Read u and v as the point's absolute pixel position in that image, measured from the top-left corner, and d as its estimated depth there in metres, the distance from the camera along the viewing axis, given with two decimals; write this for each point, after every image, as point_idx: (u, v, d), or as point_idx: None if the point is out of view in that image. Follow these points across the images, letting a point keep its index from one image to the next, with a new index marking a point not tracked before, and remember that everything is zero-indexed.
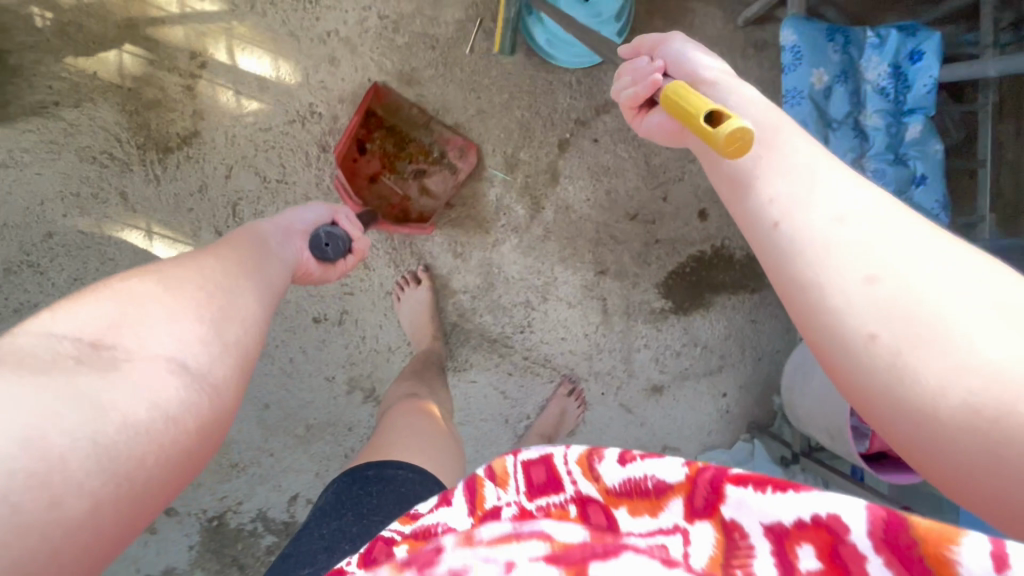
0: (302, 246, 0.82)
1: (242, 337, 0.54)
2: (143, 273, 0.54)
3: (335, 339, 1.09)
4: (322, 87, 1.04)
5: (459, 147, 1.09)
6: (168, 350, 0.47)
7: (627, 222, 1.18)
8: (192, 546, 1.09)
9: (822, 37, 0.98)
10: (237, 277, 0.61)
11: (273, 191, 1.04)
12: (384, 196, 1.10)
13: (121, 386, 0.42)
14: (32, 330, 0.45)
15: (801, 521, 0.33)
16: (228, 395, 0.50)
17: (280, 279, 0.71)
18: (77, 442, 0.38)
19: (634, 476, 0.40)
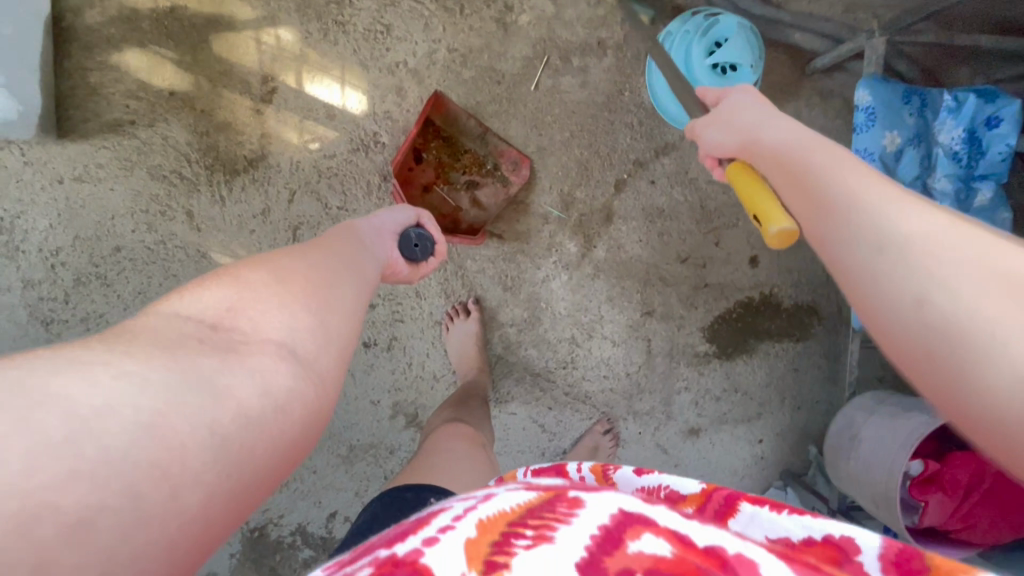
0: (394, 244, 0.85)
1: (339, 326, 0.55)
2: (253, 264, 0.56)
3: (382, 364, 1.11)
4: (387, 117, 1.06)
5: (513, 159, 1.09)
6: (278, 336, 0.48)
7: (678, 265, 1.18)
8: (233, 554, 1.12)
9: (898, 98, 0.96)
10: (338, 273, 0.63)
11: (334, 218, 1.06)
12: (435, 205, 1.12)
13: (239, 372, 0.42)
14: (160, 312, 0.47)
15: (811, 538, 0.45)
16: (330, 386, 0.50)
17: (374, 276, 0.73)
18: (198, 429, 0.37)
19: (648, 484, 0.61)
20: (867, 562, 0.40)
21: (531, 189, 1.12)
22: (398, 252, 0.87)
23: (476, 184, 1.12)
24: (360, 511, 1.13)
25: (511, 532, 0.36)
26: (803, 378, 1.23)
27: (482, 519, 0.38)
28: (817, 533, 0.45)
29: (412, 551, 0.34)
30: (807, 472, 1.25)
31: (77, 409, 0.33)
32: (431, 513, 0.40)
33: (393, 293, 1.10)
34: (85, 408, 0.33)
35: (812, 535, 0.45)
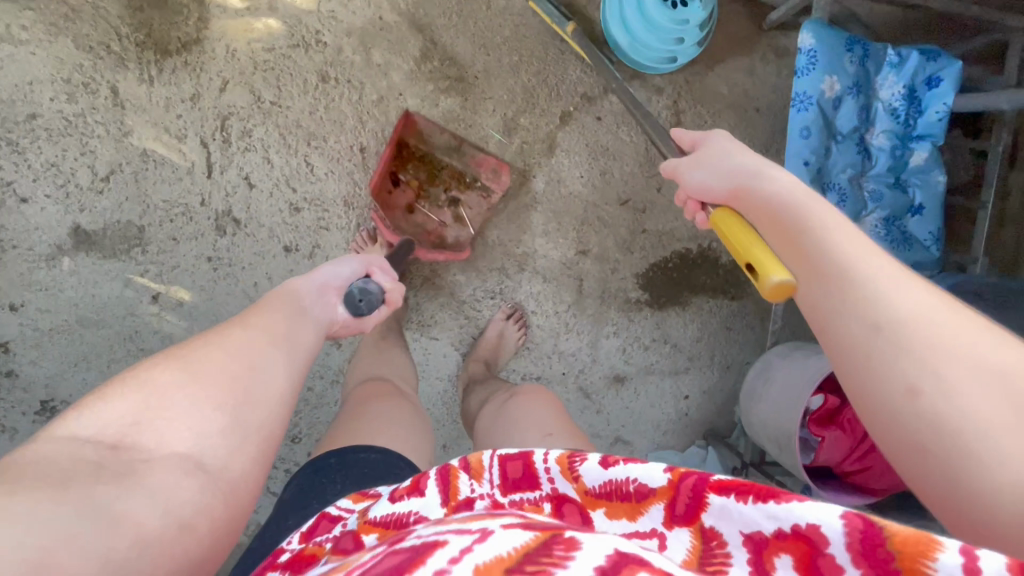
0: (337, 302, 0.74)
1: (265, 421, 0.53)
2: (171, 358, 0.53)
3: (302, 272, 1.08)
4: (331, 17, 1.04)
5: (492, 167, 1.09)
6: (185, 447, 0.47)
7: (617, 206, 1.16)
8: None
9: (841, 45, 0.96)
10: (264, 357, 0.57)
11: (266, 112, 1.03)
12: (420, 224, 1.12)
13: (137, 495, 0.42)
14: (54, 436, 0.45)
15: (781, 530, 0.38)
16: (245, 493, 0.49)
17: (316, 337, 0.67)
18: (90, 560, 0.36)
19: (616, 478, 0.46)
20: (838, 555, 0.35)
21: (474, 110, 1.09)
22: (340, 310, 0.75)
23: (457, 199, 1.12)
24: None
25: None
26: (734, 338, 1.22)
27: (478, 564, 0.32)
28: (786, 523, 0.37)
29: None
30: (730, 434, 1.24)
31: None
32: (429, 544, 0.36)
33: (320, 199, 1.07)
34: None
35: (782, 526, 0.37)
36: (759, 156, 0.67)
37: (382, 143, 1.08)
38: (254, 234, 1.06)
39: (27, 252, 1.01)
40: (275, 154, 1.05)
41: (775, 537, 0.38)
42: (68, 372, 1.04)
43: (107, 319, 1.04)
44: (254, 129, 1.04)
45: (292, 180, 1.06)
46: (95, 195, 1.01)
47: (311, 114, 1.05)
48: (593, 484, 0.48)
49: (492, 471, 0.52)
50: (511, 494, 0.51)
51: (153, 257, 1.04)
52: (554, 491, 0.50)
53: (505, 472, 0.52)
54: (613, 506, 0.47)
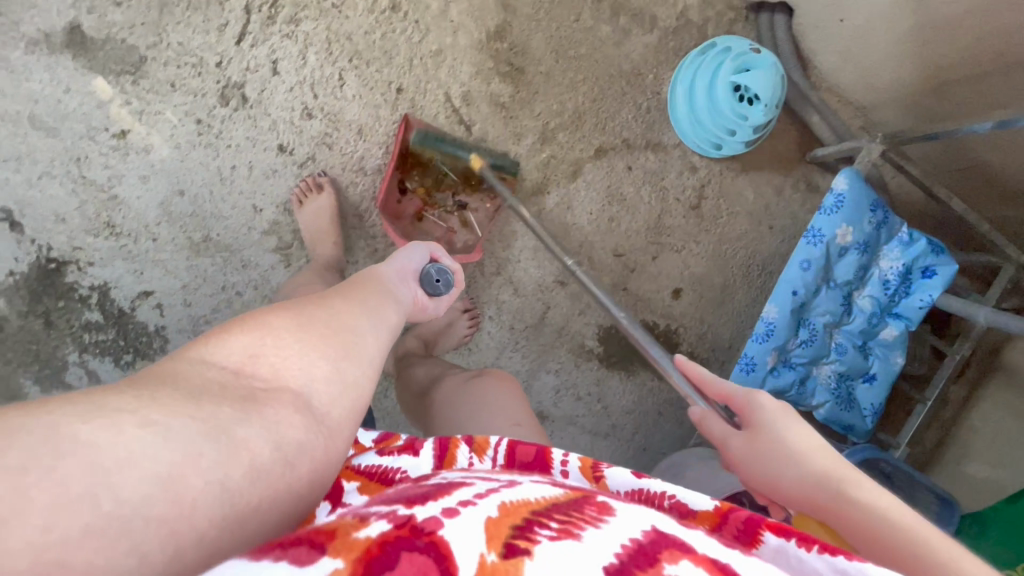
0: (416, 286, 0.78)
1: (362, 377, 0.51)
2: (279, 306, 0.52)
3: (284, 177, 1.02)
4: None
5: (499, 171, 1.06)
6: (297, 386, 0.46)
7: (610, 256, 1.16)
8: (13, 273, 0.96)
9: (867, 203, 1.00)
10: (355, 316, 0.56)
11: (323, 10, 0.99)
12: (428, 231, 1.08)
13: (254, 424, 0.40)
14: (187, 356, 0.44)
15: None
16: (342, 445, 0.47)
17: (399, 318, 0.66)
18: (209, 484, 0.35)
19: (649, 490, 0.54)
20: None
21: (520, 105, 1.08)
22: (420, 290, 0.79)
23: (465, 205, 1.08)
24: (178, 305, 1.01)
25: (536, 521, 0.36)
26: (661, 425, 1.22)
27: (504, 503, 0.39)
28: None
29: (431, 519, 0.36)
30: None
31: (99, 460, 0.32)
32: (453, 482, 0.43)
33: (336, 117, 1.02)
34: (108, 458, 0.32)
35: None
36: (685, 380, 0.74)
37: (421, 94, 1.04)
38: (255, 118, 0.99)
39: (9, 23, 0.91)
40: (313, 53, 1.00)
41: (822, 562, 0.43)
42: None
43: (60, 129, 0.94)
44: (304, 21, 0.99)
45: (317, 85, 1.01)
46: (111, 5, 0.93)
47: (365, 34, 1.01)
48: (619, 491, 0.55)
49: (495, 450, 0.60)
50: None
51: (143, 93, 0.96)
52: (566, 484, 0.57)
53: (512, 454, 0.60)
54: None
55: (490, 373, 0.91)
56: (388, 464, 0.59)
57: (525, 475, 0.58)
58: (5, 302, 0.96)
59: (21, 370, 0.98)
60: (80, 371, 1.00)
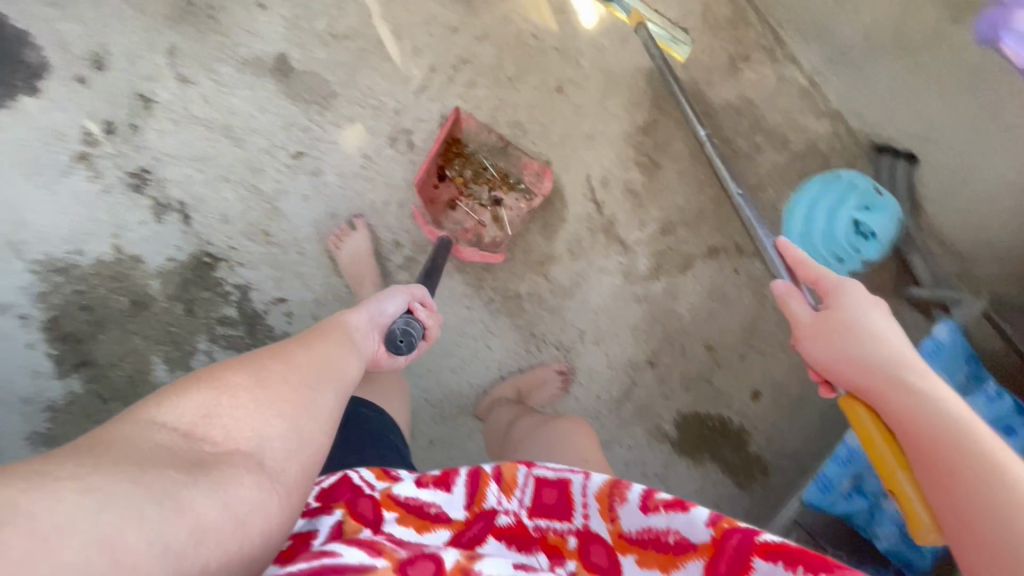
0: (377, 339, 0.76)
1: (317, 433, 0.52)
2: (237, 363, 0.53)
3: (428, 220, 1.10)
4: (599, 49, 1.11)
5: (536, 171, 1.09)
6: (250, 445, 0.47)
7: (701, 348, 1.22)
8: (172, 259, 1.04)
9: (963, 354, 1.04)
10: (316, 378, 0.57)
11: (497, 81, 1.08)
12: (460, 222, 1.11)
13: (207, 488, 0.41)
14: (135, 418, 0.44)
15: None
16: (295, 498, 0.48)
17: (354, 373, 0.64)
18: (151, 546, 0.35)
19: (657, 527, 0.55)
20: None
21: (650, 196, 1.16)
22: (381, 345, 0.77)
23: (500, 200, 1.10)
24: (306, 316, 1.08)
25: None
26: None
27: None
28: None
29: None
30: None
31: (37, 530, 0.32)
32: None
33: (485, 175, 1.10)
34: (47, 526, 0.32)
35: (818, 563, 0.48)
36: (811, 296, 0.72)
37: (566, 169, 1.13)
38: (416, 164, 1.08)
39: (229, 44, 1.01)
40: (479, 115, 1.09)
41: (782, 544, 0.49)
42: (180, 160, 1.02)
43: (247, 142, 1.04)
44: (478, 86, 1.08)
45: (476, 145, 1.10)
46: (318, 44, 1.03)
47: (529, 107, 1.10)
48: (630, 529, 0.57)
49: (523, 490, 0.61)
50: (535, 518, 0.60)
51: (325, 123, 1.05)
52: (584, 529, 0.58)
53: (539, 496, 0.61)
54: (644, 556, 0.55)
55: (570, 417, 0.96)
56: (425, 497, 0.59)
57: (546, 519, 0.60)
58: (159, 285, 1.05)
59: (155, 348, 1.06)
60: (206, 357, 1.07)
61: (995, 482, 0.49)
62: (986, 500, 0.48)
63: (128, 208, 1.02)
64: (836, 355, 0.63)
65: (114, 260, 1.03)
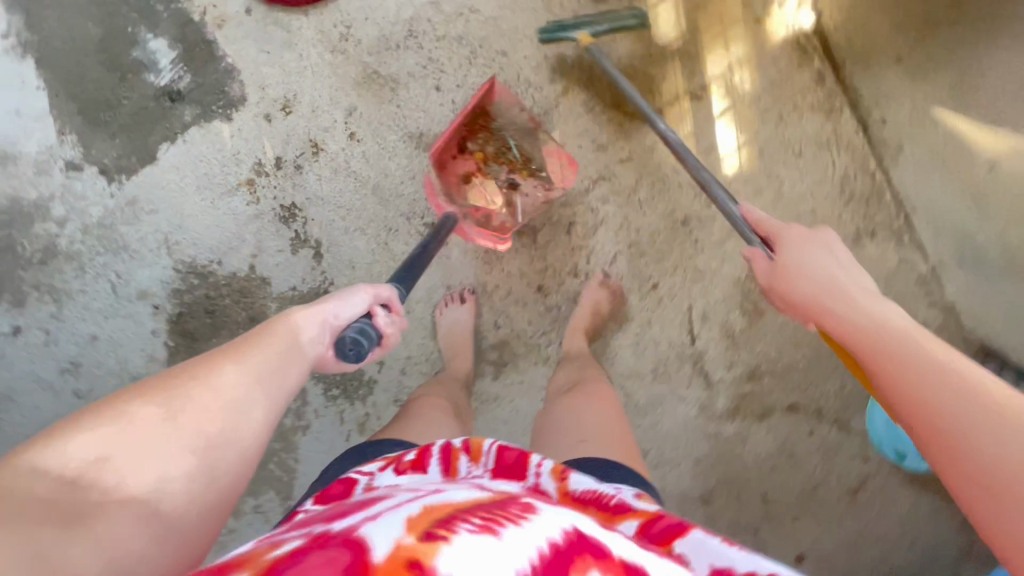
0: (322, 347, 0.67)
1: (227, 463, 0.53)
2: (142, 388, 0.53)
3: (531, 311, 1.15)
4: (732, 193, 1.15)
5: (561, 162, 1.08)
6: (148, 488, 0.47)
7: (756, 500, 1.20)
8: (295, 288, 1.12)
9: None
10: (238, 392, 0.56)
11: (629, 202, 1.14)
12: (471, 197, 1.10)
13: (84, 545, 0.41)
14: (20, 462, 0.43)
15: (755, 573, 0.46)
16: (190, 538, 0.49)
17: (268, 393, 0.58)
18: None
19: (600, 491, 0.58)
20: None
21: (745, 341, 1.17)
22: (326, 350, 0.67)
23: (515, 184, 1.11)
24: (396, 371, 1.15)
25: (460, 517, 0.38)
26: None
27: (420, 511, 0.40)
28: (763, 570, 0.46)
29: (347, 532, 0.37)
30: None
31: None
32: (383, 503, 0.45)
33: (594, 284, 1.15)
34: None
35: (757, 571, 0.46)
36: (830, 255, 0.68)
37: (671, 296, 1.16)
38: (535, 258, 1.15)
39: (399, 116, 1.11)
40: (604, 229, 1.15)
41: (745, 574, 0.47)
42: (329, 206, 1.12)
43: (390, 203, 1.12)
44: (610, 202, 1.14)
45: (593, 254, 1.15)
46: None
47: (651, 232, 1.15)
48: (574, 487, 0.58)
49: (488, 457, 0.62)
50: (498, 478, 0.60)
51: None
52: (535, 486, 0.59)
53: (499, 458, 0.61)
54: (584, 512, 0.56)
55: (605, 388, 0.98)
56: (403, 476, 0.60)
57: (507, 478, 0.60)
58: (277, 309, 1.12)
59: None
60: None
61: (938, 364, 0.48)
62: (914, 399, 0.47)
63: (270, 235, 1.11)
64: (782, 298, 0.69)
65: (244, 277, 1.12)
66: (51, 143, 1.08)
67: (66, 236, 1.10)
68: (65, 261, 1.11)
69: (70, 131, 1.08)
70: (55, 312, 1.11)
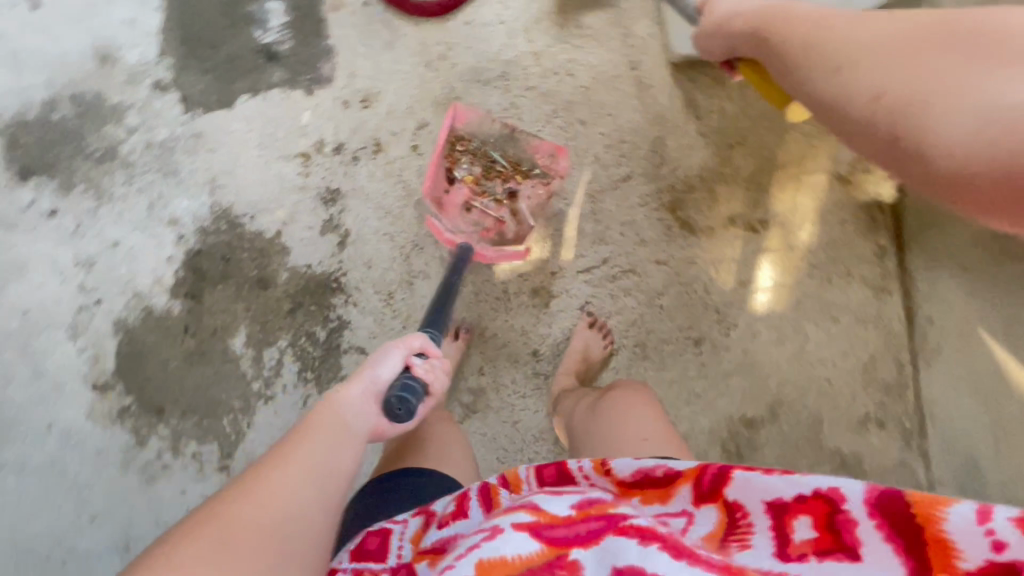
0: (372, 410, 0.68)
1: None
2: (203, 514, 0.51)
3: (517, 370, 1.14)
4: (754, 332, 1.11)
5: (551, 151, 1.07)
6: None
7: None
8: (309, 266, 1.15)
9: None
10: (294, 494, 0.55)
11: (650, 302, 1.12)
12: (477, 221, 1.07)
13: None
14: None
15: (804, 495, 0.50)
16: None
17: (327, 482, 0.58)
18: None
19: (644, 466, 0.59)
20: (853, 510, 0.47)
21: None
22: (380, 418, 0.68)
23: (515, 194, 1.07)
24: None
25: None
26: None
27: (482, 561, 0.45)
28: (807, 489, 0.50)
29: None
30: None
31: None
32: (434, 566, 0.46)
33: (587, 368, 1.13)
34: None
35: (803, 491, 0.50)
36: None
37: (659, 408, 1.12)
38: (541, 322, 1.14)
39: None
40: (616, 319, 1.13)
41: (794, 500, 0.50)
42: (369, 203, 1.14)
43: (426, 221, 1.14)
44: (632, 296, 1.13)
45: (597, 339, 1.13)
46: None
47: (661, 338, 1.12)
48: (623, 472, 0.60)
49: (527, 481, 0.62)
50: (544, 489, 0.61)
51: None
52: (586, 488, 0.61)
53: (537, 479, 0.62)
54: (646, 496, 0.59)
55: (619, 387, 0.97)
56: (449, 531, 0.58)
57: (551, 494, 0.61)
58: (286, 278, 1.15)
59: (248, 321, 1.16)
60: (275, 356, 1.15)
61: (935, 57, 0.45)
62: (919, 94, 0.45)
63: (307, 210, 1.15)
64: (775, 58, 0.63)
65: (269, 240, 1.15)
66: (150, 60, 1.16)
67: (129, 145, 1.16)
68: (120, 166, 1.17)
69: (171, 56, 1.15)
70: (93, 208, 1.17)
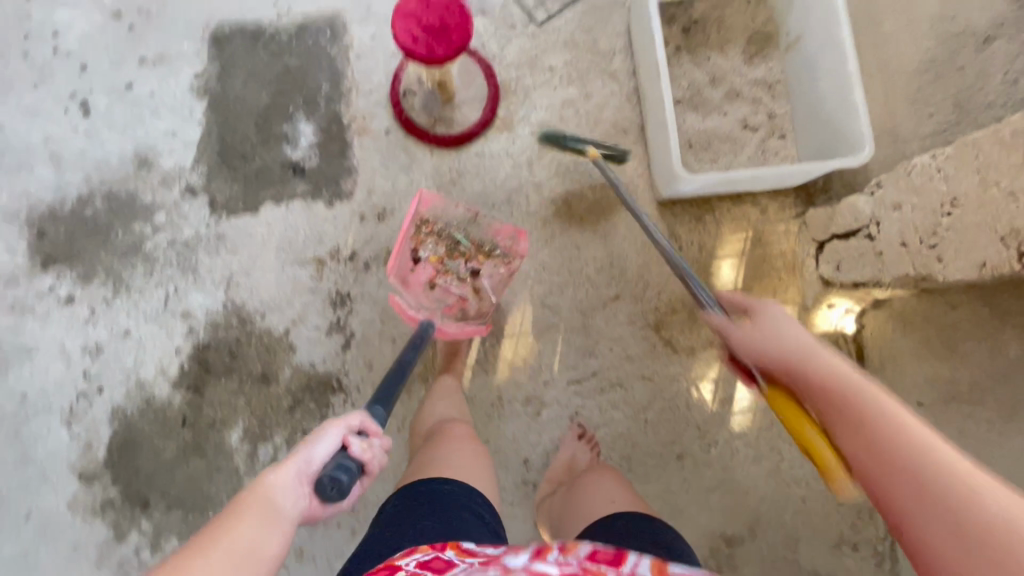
0: (301, 492, 0.65)
1: None
2: None
3: (507, 476, 1.18)
4: (733, 450, 1.18)
5: (508, 236, 1.17)
6: None
7: None
8: (313, 366, 1.20)
9: None
10: None
11: (635, 416, 1.19)
12: (443, 296, 1.18)
13: None
14: None
15: None
16: None
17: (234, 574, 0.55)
18: None
19: None
20: None
21: None
22: (308, 498, 0.66)
23: (478, 270, 1.17)
24: None
25: None
26: None
27: None
28: None
29: None
30: None
31: None
32: None
33: None
34: None
35: None
36: None
37: None
38: (532, 430, 1.19)
39: None
40: (604, 431, 1.19)
41: None
42: (375, 309, 1.22)
43: None
44: (619, 409, 1.19)
45: None
46: (528, 302, 1.22)
47: (645, 452, 1.18)
48: None
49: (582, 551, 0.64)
50: None
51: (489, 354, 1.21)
52: None
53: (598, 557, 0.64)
54: None
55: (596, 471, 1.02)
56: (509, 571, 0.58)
57: None
58: (289, 376, 1.20)
59: (246, 416, 1.19)
60: (271, 452, 1.18)
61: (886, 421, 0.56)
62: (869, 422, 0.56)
63: (316, 312, 1.22)
64: None
65: (277, 338, 1.21)
66: (185, 166, 1.26)
67: (154, 241, 1.24)
68: (142, 261, 1.24)
69: (205, 165, 1.26)
70: (109, 298, 1.23)
